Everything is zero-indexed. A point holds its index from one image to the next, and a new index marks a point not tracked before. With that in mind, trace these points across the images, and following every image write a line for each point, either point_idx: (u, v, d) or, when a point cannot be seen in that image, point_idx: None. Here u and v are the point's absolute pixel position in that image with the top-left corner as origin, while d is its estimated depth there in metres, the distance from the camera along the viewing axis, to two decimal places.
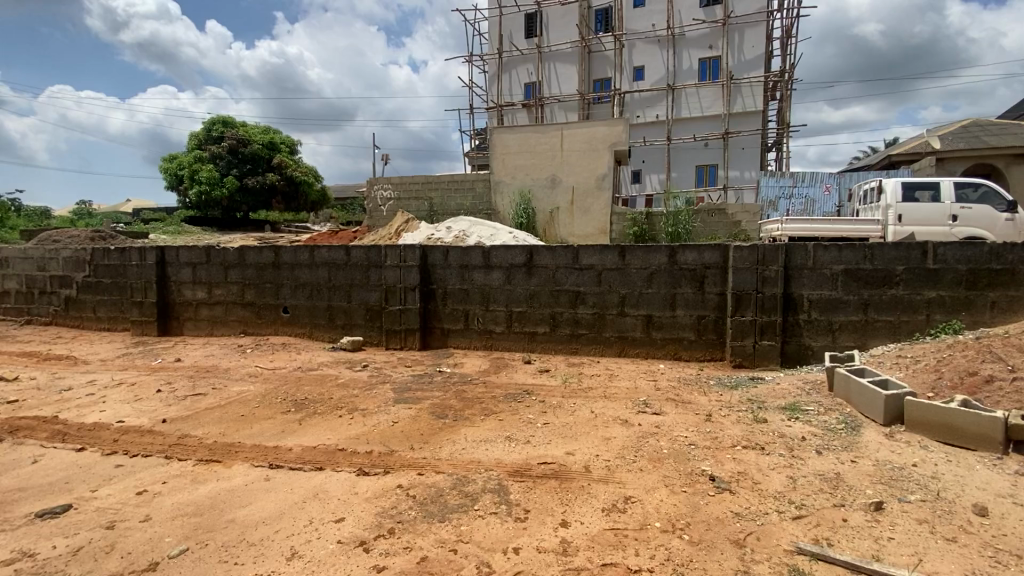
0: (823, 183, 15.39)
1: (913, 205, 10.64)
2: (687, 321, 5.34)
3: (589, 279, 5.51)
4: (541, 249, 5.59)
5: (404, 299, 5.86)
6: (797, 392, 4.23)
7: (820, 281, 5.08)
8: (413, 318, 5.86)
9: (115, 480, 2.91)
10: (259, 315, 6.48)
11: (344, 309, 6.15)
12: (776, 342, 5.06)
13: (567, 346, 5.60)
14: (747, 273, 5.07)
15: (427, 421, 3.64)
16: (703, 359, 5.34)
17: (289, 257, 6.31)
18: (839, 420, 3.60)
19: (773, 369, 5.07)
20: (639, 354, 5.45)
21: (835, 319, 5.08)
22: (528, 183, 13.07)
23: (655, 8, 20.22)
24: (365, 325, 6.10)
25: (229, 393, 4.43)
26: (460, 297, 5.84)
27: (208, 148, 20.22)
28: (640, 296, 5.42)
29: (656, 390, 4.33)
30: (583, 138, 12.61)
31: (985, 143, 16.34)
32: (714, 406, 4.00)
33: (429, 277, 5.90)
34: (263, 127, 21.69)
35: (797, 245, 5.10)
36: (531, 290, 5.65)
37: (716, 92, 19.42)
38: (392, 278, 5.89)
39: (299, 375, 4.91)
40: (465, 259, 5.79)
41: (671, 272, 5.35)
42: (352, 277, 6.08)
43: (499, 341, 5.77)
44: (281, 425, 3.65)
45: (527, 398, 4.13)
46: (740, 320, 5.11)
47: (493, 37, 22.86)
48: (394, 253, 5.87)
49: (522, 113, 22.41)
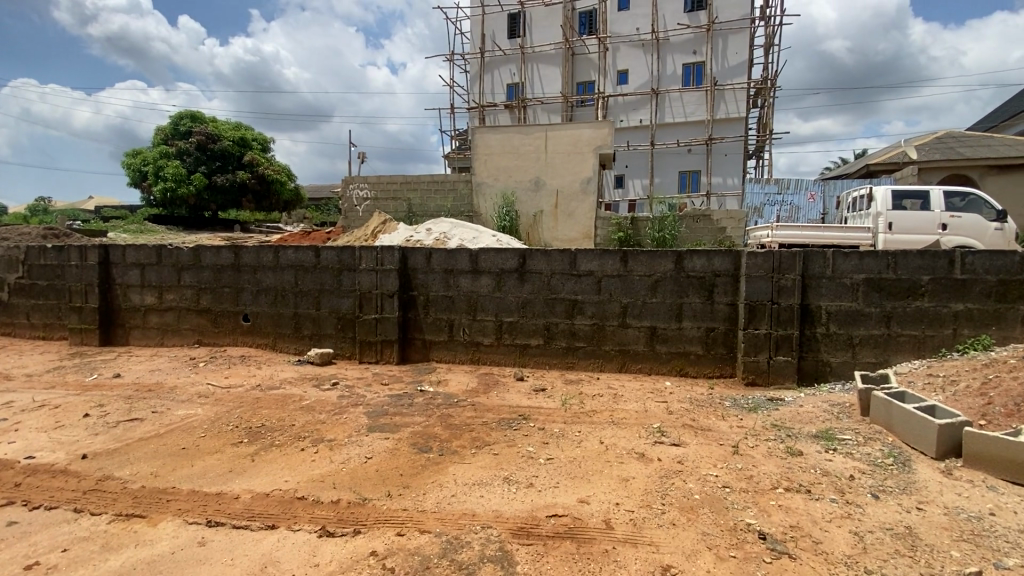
0: (808, 191, 15.18)
1: (903, 213, 10.47)
2: (695, 334, 4.85)
3: (588, 287, 4.99)
4: (534, 253, 5.05)
5: (381, 306, 5.24)
6: (826, 417, 3.77)
7: (840, 292, 4.66)
8: (390, 328, 5.24)
9: (3, 546, 2.23)
10: (216, 323, 5.78)
11: (312, 318, 5.50)
12: (792, 359, 4.62)
13: (563, 360, 5.06)
14: (762, 282, 4.62)
15: (408, 457, 3.05)
16: (712, 375, 4.85)
17: (250, 259, 5.64)
18: (885, 453, 3.16)
19: (790, 388, 4.62)
20: (642, 370, 4.95)
21: (855, 333, 4.67)
22: (511, 186, 12.54)
23: (639, 12, 20.01)
24: (336, 335, 5.45)
25: (172, 418, 3.74)
26: (444, 306, 5.26)
27: (174, 144, 19.16)
28: (643, 306, 4.92)
29: (670, 414, 3.81)
30: (569, 139, 12.15)
31: (962, 154, 16.48)
32: (738, 434, 3.50)
33: (409, 283, 5.30)
34: (235, 123, 20.70)
35: (816, 251, 4.66)
36: (524, 297, 5.10)
37: (700, 98, 19.25)
38: (367, 283, 5.27)
39: (258, 396, 4.25)
40: (450, 263, 5.21)
41: (678, 279, 4.86)
42: (322, 281, 5.45)
43: (487, 355, 5.20)
44: (228, 463, 3.00)
45: (524, 425, 3.56)
46: (753, 333, 4.65)
47: (475, 37, 22.34)
48: (370, 255, 5.26)
49: (503, 115, 21.92)
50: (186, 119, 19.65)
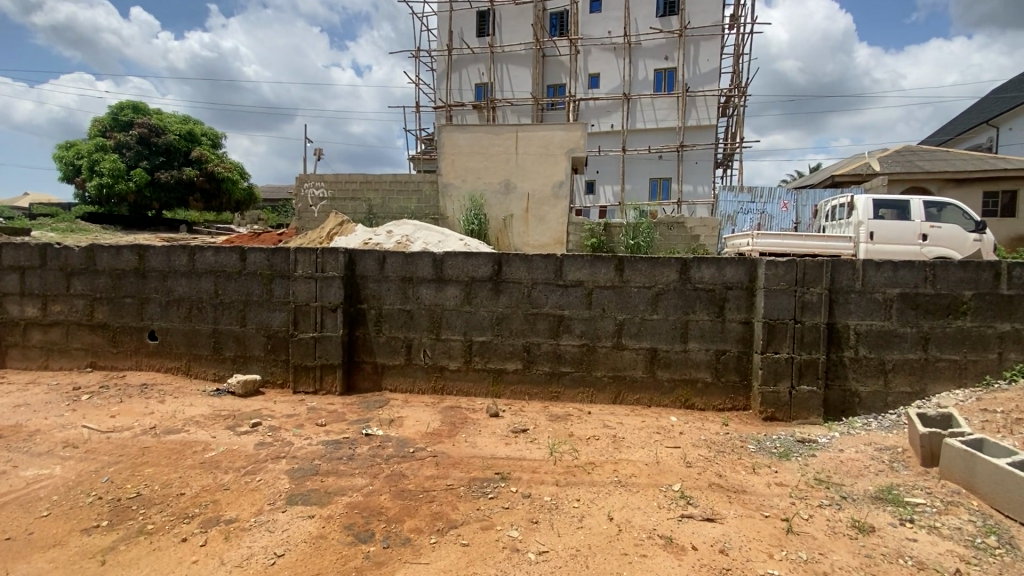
0: (781, 200, 14.87)
1: (884, 222, 10.10)
2: (702, 358, 4.06)
3: (576, 300, 4.13)
4: (511, 258, 4.17)
5: (320, 323, 4.25)
6: (878, 469, 3.05)
7: (871, 308, 3.96)
8: (333, 350, 4.25)
9: None
10: (115, 342, 4.63)
11: (236, 337, 4.45)
12: (817, 389, 3.89)
13: (545, 390, 4.19)
14: (783, 297, 3.87)
15: (338, 554, 2.13)
16: (723, 407, 4.07)
17: (158, 263, 4.54)
18: (982, 529, 2.39)
19: (816, 423, 3.88)
20: (640, 402, 4.12)
21: (887, 357, 3.98)
22: (480, 188, 11.63)
23: (611, 15, 19.53)
24: (265, 358, 4.43)
25: (10, 487, 2.71)
26: (401, 323, 4.30)
27: (112, 136, 17.39)
28: (642, 324, 4.10)
29: (690, 468, 2.97)
30: (541, 139, 11.35)
31: (924, 166, 16.57)
32: (781, 498, 2.69)
33: (357, 294, 4.33)
34: (182, 116, 19.07)
35: (843, 259, 3.95)
36: (498, 313, 4.20)
37: (671, 104, 18.86)
38: (303, 295, 4.27)
39: (147, 444, 3.19)
40: (409, 269, 4.27)
41: (684, 292, 4.06)
42: (249, 290, 4.42)
43: (453, 383, 4.27)
44: (62, 570, 2.09)
45: (504, 490, 2.66)
46: (773, 359, 3.90)
47: (441, 34, 21.42)
48: (308, 259, 4.26)
49: (472, 115, 20.96)
50: (127, 110, 17.91)
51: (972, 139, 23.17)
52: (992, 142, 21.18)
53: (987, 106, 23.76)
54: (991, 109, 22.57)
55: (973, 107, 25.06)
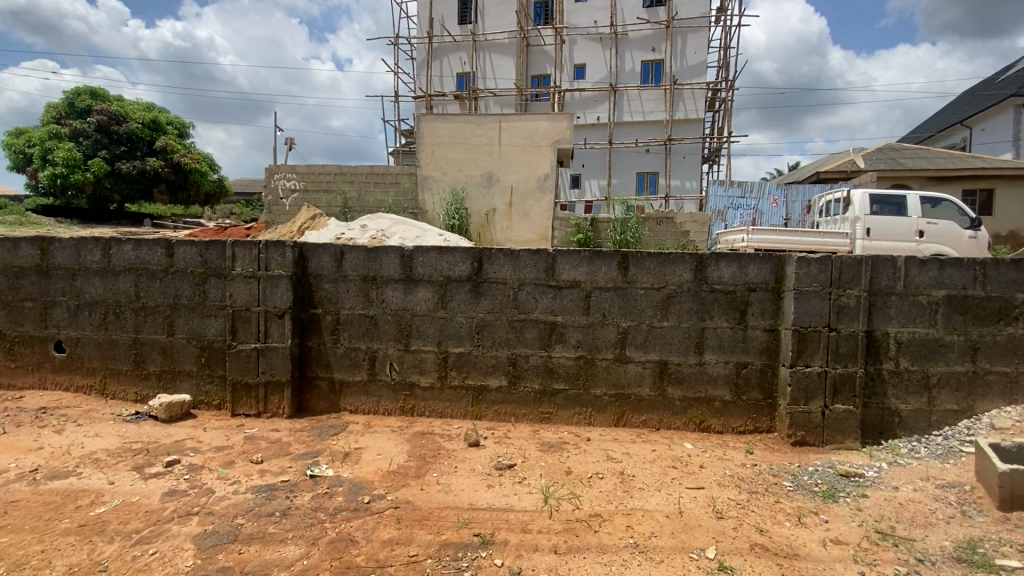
0: (771, 195, 14.42)
1: (881, 218, 9.66)
2: (721, 372, 3.45)
3: (571, 304, 3.48)
4: (495, 254, 3.49)
5: (265, 331, 3.53)
6: (947, 515, 2.45)
7: (914, 313, 3.36)
8: (279, 364, 3.53)
9: None
10: (13, 355, 3.91)
11: (162, 348, 3.77)
12: (854, 409, 3.30)
13: (535, 410, 3.53)
14: (816, 300, 3.27)
15: None
16: (743, 430, 3.47)
17: (65, 259, 3.81)
18: None
19: (854, 449, 3.29)
20: (647, 423, 3.50)
21: (932, 369, 3.38)
22: (461, 180, 10.90)
23: (597, 5, 18.91)
24: (197, 374, 3.75)
25: None
26: (363, 331, 3.59)
27: (68, 123, 15.61)
28: (649, 332, 3.46)
29: (721, 521, 2.36)
30: (525, 129, 10.66)
31: (910, 163, 16.28)
32: (844, 566, 2.10)
33: (309, 295, 3.60)
34: (145, 105, 17.53)
35: (883, 255, 3.35)
36: (479, 319, 3.52)
37: (659, 96, 18.33)
38: (242, 298, 3.54)
39: (18, 498, 2.50)
40: (372, 267, 3.56)
41: (698, 294, 3.44)
42: (178, 291, 3.72)
43: (426, 403, 3.58)
44: None
45: (484, 564, 2.02)
46: (804, 374, 3.30)
47: (421, 21, 20.53)
48: (248, 254, 3.54)
49: (453, 105, 20.11)
50: (84, 95, 16.13)
51: (947, 139, 23.14)
52: (966, 142, 21.12)
53: (964, 105, 23.73)
54: (964, 109, 22.61)
55: (947, 107, 25.10)
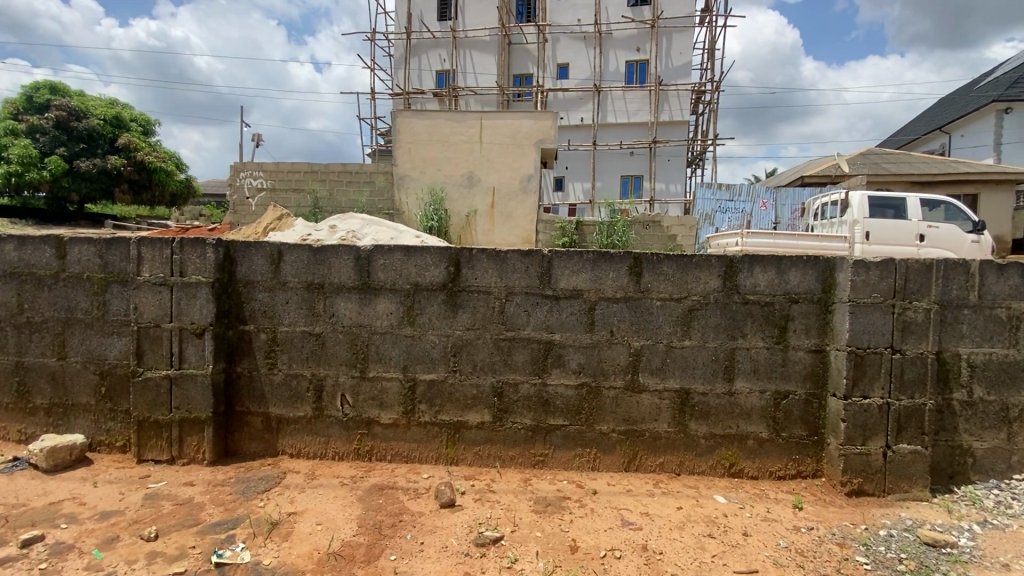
0: (760, 199, 13.95)
1: (882, 221, 9.14)
2: (755, 403, 2.78)
3: (570, 318, 2.77)
4: (475, 256, 2.77)
5: (180, 355, 2.75)
6: None
7: (990, 331, 2.73)
8: (199, 397, 2.76)
9: None
10: None
11: (52, 374, 2.95)
12: (922, 449, 2.65)
13: (524, 450, 2.81)
14: (877, 316, 2.62)
15: None
16: (783, 474, 2.80)
17: None
18: None
19: (923, 501, 2.64)
20: (664, 466, 2.81)
21: (1013, 400, 2.75)
22: (440, 180, 10.14)
23: (580, 2, 18.37)
24: (97, 408, 2.93)
25: None
26: (307, 353, 2.83)
27: (24, 119, 13.67)
28: (666, 354, 2.78)
29: None
30: (508, 126, 9.96)
31: (897, 167, 16.01)
32: None
33: (238, 308, 2.83)
34: (108, 100, 15.66)
35: (954, 260, 2.72)
36: (455, 338, 2.79)
37: (643, 97, 17.83)
38: (150, 311, 2.76)
39: None
40: (318, 272, 2.80)
41: (728, 307, 2.76)
42: (72, 304, 2.91)
43: (387, 444, 2.83)
44: None
45: None
46: (862, 408, 2.64)
47: (399, 17, 19.74)
48: (158, 255, 2.75)
49: (433, 104, 19.34)
50: (43, 89, 14.24)
51: (926, 144, 23.11)
52: (945, 148, 21.09)
53: (941, 112, 23.79)
54: (943, 114, 22.60)
55: (925, 113, 25.18)
